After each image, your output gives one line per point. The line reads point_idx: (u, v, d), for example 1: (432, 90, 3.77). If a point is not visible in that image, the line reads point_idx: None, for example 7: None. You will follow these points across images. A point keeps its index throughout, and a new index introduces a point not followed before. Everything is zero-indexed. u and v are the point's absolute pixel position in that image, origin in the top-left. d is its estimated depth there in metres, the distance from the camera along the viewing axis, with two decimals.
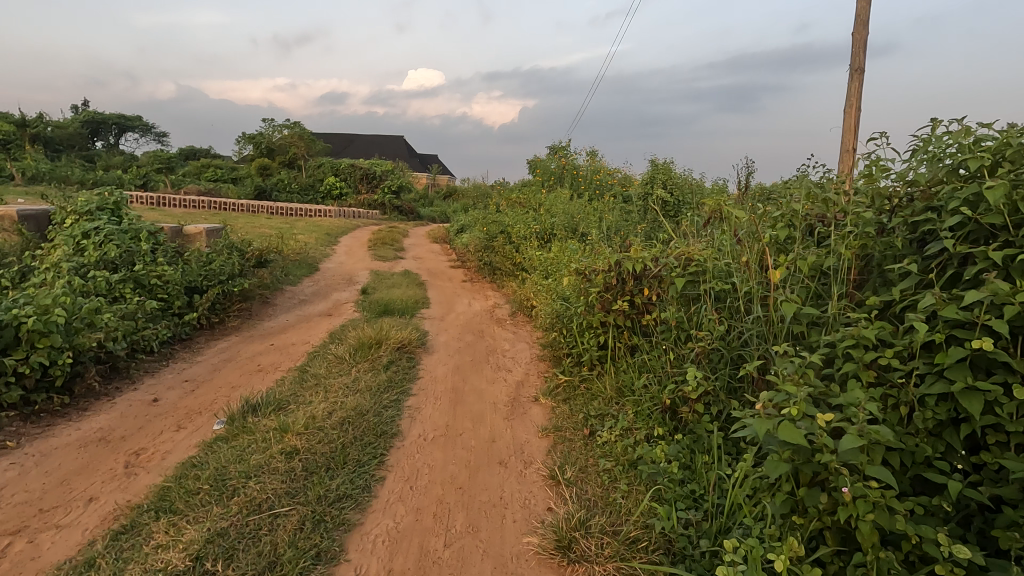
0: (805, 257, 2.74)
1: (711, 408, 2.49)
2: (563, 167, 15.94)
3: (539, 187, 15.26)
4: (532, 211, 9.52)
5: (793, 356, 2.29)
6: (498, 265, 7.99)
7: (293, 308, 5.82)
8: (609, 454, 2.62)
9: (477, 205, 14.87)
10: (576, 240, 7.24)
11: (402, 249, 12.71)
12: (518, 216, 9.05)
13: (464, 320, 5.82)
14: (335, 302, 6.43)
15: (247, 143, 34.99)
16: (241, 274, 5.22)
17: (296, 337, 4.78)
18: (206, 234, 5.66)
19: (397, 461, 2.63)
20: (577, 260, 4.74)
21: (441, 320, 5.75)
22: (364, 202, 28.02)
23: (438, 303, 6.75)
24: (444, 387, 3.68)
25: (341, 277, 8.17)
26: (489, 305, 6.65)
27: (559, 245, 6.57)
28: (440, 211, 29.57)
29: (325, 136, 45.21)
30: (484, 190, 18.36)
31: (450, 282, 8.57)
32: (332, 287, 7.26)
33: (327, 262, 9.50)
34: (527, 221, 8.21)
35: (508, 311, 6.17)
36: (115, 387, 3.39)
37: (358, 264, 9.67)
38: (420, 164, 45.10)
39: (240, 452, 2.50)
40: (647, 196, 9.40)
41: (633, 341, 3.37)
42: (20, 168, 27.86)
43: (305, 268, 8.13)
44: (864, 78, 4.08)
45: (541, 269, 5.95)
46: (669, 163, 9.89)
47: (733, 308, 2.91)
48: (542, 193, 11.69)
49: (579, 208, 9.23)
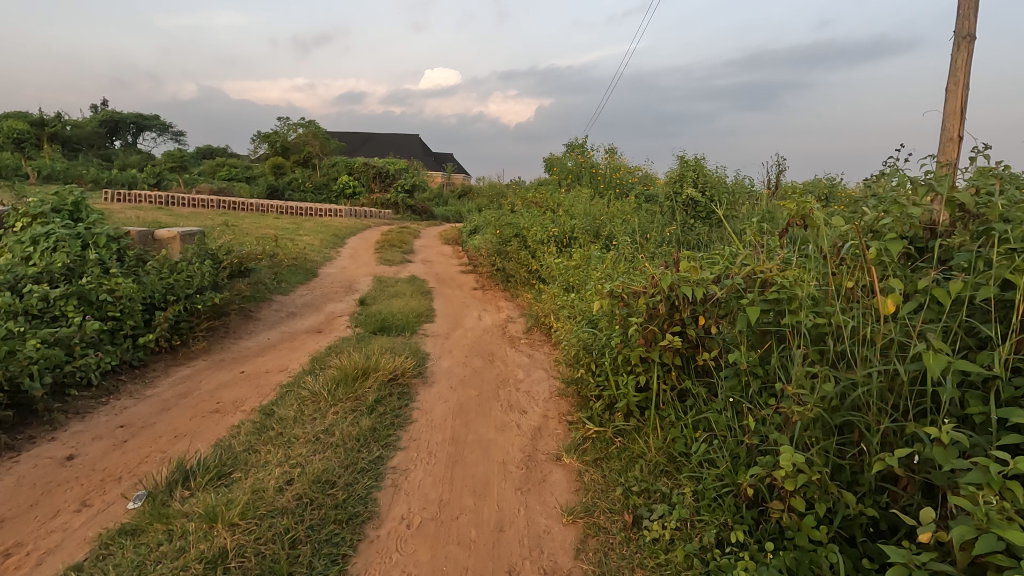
0: (941, 286, 1.95)
1: (816, 511, 1.73)
2: (581, 166, 15.09)
3: (556, 186, 14.47)
4: (550, 212, 8.74)
5: (955, 445, 1.52)
6: (511, 272, 7.24)
7: (279, 324, 5.14)
8: (666, 565, 1.91)
9: (491, 205, 14.12)
10: (599, 246, 6.45)
11: (411, 252, 12.04)
12: (534, 217, 8.28)
13: (472, 339, 5.07)
14: (328, 314, 5.73)
15: (262, 141, 34.71)
16: (214, 286, 4.52)
17: (273, 361, 4.08)
18: (179, 239, 4.97)
19: (365, 571, 1.90)
20: (606, 274, 3.96)
21: (446, 339, 5.00)
22: (377, 202, 27.45)
23: (444, 316, 6.02)
24: (440, 437, 2.93)
25: (340, 284, 7.47)
26: (502, 319, 5.90)
27: (582, 252, 5.79)
28: (454, 211, 28.92)
29: (340, 135, 44.89)
30: (497, 189, 17.60)
31: (460, 290, 7.84)
32: (328, 296, 6.57)
33: (329, 266, 8.83)
34: (545, 224, 7.43)
35: (523, 327, 5.42)
36: (27, 438, 2.71)
37: (361, 269, 8.97)
38: (435, 163, 44.55)
39: (142, 562, 1.79)
40: (676, 197, 8.56)
41: (685, 386, 2.61)
42: (34, 168, 27.69)
43: (301, 275, 7.43)
44: (973, 48, 3.23)
45: (560, 281, 5.18)
46: (700, 160, 9.03)
47: (830, 352, 2.14)
48: (559, 193, 10.89)
49: (601, 209, 8.43)
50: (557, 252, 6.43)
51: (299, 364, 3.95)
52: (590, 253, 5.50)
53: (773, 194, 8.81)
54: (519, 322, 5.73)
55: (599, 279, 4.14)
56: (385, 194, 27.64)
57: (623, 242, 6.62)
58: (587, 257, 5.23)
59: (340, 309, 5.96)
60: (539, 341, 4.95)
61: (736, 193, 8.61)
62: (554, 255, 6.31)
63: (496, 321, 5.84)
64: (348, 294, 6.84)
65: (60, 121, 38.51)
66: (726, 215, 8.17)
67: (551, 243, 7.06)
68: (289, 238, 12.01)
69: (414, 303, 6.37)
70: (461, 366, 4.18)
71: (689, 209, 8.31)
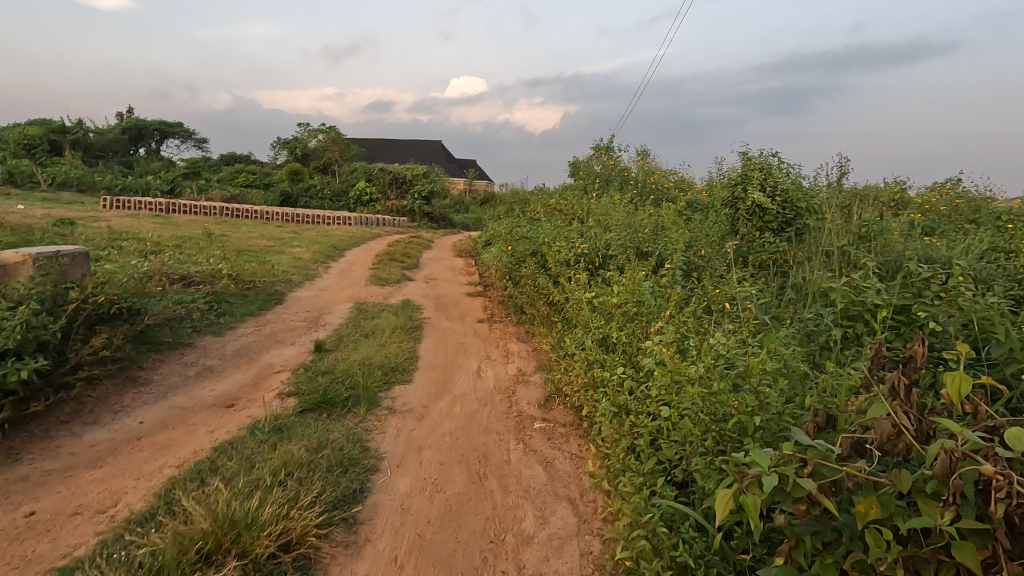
0: None
1: None
2: (610, 169, 13.23)
3: (582, 191, 12.68)
4: (576, 222, 6.99)
5: None
6: (525, 302, 5.52)
7: (179, 389, 3.48)
8: None
9: (508, 214, 12.39)
10: (647, 271, 4.65)
11: (415, 267, 10.40)
12: (557, 228, 6.53)
13: (462, 418, 3.33)
14: (263, 367, 4.07)
15: (280, 147, 33.86)
16: (51, 343, 2.89)
17: (107, 481, 2.41)
18: (28, 263, 3.35)
19: None
20: (690, 356, 2.19)
21: (421, 421, 3.27)
22: (392, 210, 25.96)
23: (430, 368, 4.32)
24: None
25: (305, 314, 5.81)
26: (510, 379, 4.14)
27: (624, 284, 4.00)
28: (474, 219, 27.35)
29: (362, 142, 44.02)
30: (517, 196, 15.84)
31: (461, 321, 6.13)
32: (281, 335, 4.89)
33: (305, 288, 7.22)
34: (570, 238, 5.68)
35: (539, 399, 3.65)
36: None
37: (343, 291, 7.28)
38: (457, 170, 43.21)
39: None
40: (739, 204, 6.67)
41: None
42: (47, 176, 27.11)
43: (257, 303, 5.77)
44: None
45: (595, 334, 3.40)
46: (767, 157, 7.12)
47: None
48: (586, 199, 9.10)
49: (641, 218, 6.64)
50: (587, 280, 4.65)
51: (142, 495, 2.25)
52: (639, 287, 3.71)
53: (863, 199, 6.87)
54: (534, 385, 3.97)
55: (672, 358, 2.35)
56: (400, 200, 26.17)
57: (680, 269, 4.80)
58: (636, 297, 3.43)
59: (287, 359, 4.27)
60: (561, 427, 3.19)
61: (817, 197, 6.68)
62: (584, 284, 4.54)
63: (504, 381, 4.10)
64: (311, 330, 5.16)
65: (81, 128, 38.25)
66: (807, 226, 6.26)
67: (579, 265, 5.27)
68: (274, 252, 10.43)
69: (392, 347, 4.66)
70: (429, 493, 2.44)
71: (755, 218, 6.45)
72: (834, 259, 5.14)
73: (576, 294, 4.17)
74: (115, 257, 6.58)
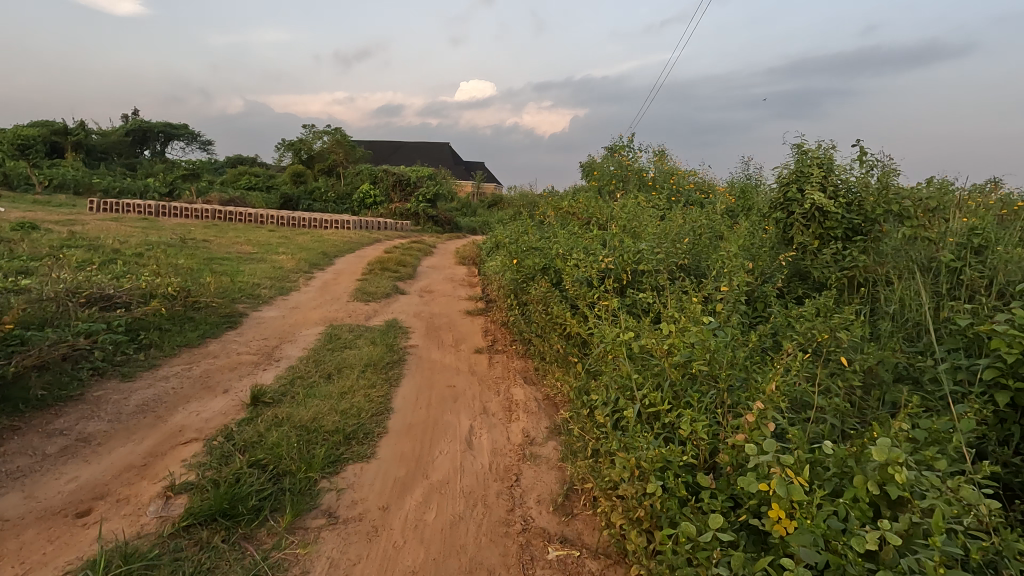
0: None
1: None
2: (626, 168, 12.04)
3: (596, 193, 11.53)
4: (595, 228, 5.83)
5: None
6: (534, 331, 4.36)
7: (20, 479, 2.36)
8: None
9: (515, 217, 11.25)
10: (696, 296, 3.48)
11: (411, 278, 9.28)
12: (572, 237, 5.37)
13: (436, 536, 2.18)
14: (171, 430, 2.95)
15: (283, 149, 33.15)
16: None
17: None
18: None
19: None
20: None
21: (372, 545, 2.12)
22: (395, 213, 24.77)
23: (405, 429, 3.17)
24: None
25: (261, 343, 4.66)
26: (513, 450, 2.97)
27: (677, 323, 2.82)
28: (481, 223, 26.28)
29: (367, 144, 43.23)
30: (526, 199, 14.72)
31: (456, 350, 4.98)
32: (215, 376, 3.75)
33: (272, 307, 6.11)
34: (591, 251, 4.52)
35: (554, 493, 2.49)
36: None
37: (317, 309, 6.13)
38: (465, 172, 42.21)
39: None
40: (795, 206, 5.45)
41: None
42: (44, 178, 26.39)
43: (200, 331, 4.65)
44: None
45: (642, 409, 2.24)
46: (827, 149, 5.89)
47: None
48: (604, 202, 7.91)
49: (674, 225, 5.46)
50: (618, 311, 3.48)
51: None
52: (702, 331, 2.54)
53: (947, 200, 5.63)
54: (546, 464, 2.80)
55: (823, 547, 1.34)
56: (404, 202, 25.05)
57: (741, 294, 3.61)
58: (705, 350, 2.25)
59: (208, 416, 3.13)
60: (591, 562, 2.06)
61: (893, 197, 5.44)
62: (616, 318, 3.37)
63: (505, 454, 2.93)
64: (259, 367, 4.02)
65: (85, 131, 37.63)
66: (884, 233, 5.04)
67: (603, 287, 4.08)
68: (253, 260, 9.32)
69: (356, 396, 3.51)
70: None
71: (816, 224, 5.25)
72: (939, 279, 3.93)
73: (605, 333, 2.99)
74: (41, 269, 5.49)
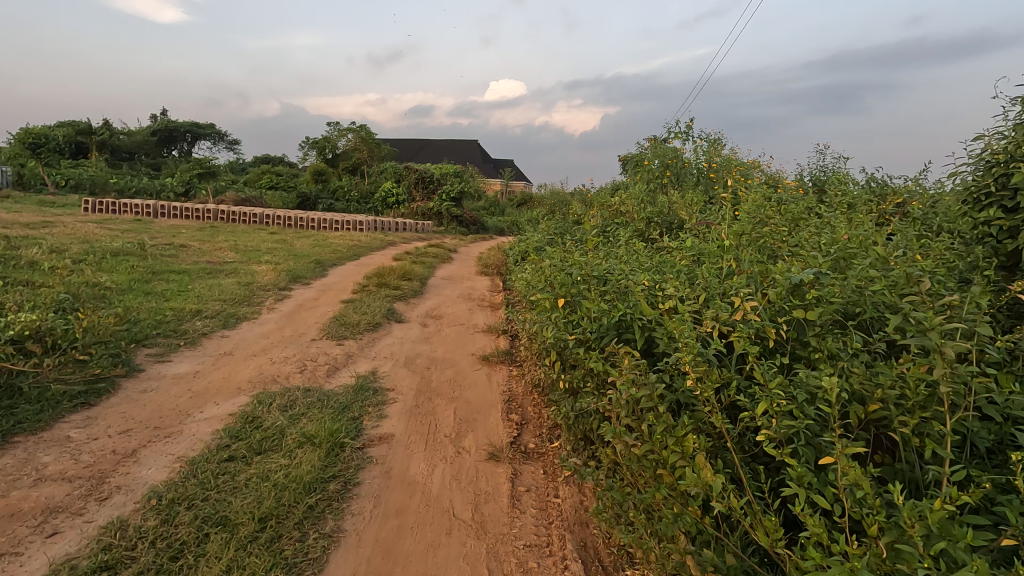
0: None
1: None
2: (683, 157, 9.74)
3: (648, 187, 9.28)
4: (686, 238, 3.63)
5: None
6: (604, 445, 2.22)
7: None
8: None
9: (546, 217, 9.12)
10: None
11: (417, 297, 7.23)
12: (656, 258, 3.19)
13: None
14: None
15: (304, 147, 31.78)
16: None
17: None
18: None
19: None
20: None
21: None
22: (416, 213, 22.87)
23: None
24: None
25: (110, 442, 2.65)
26: None
27: None
28: (509, 222, 24.21)
29: (392, 143, 41.80)
30: (559, 198, 12.53)
31: (459, 450, 2.87)
32: None
33: (195, 353, 4.12)
34: (714, 299, 2.35)
35: None
36: None
37: (259, 357, 4.12)
38: (492, 169, 40.23)
39: None
40: None
41: None
42: (59, 177, 25.53)
43: (5, 423, 2.66)
44: None
45: None
46: None
47: None
48: (675, 197, 5.70)
49: (828, 229, 3.23)
50: (860, 485, 1.30)
51: None
52: None
53: None
54: None
55: None
56: (425, 202, 23.06)
57: None
58: None
59: None
60: None
61: None
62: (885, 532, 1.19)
63: None
64: (45, 526, 1.99)
65: (110, 129, 37.03)
66: None
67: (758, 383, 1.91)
68: (220, 273, 7.37)
69: None
70: None
71: None
72: None
73: None
74: None
